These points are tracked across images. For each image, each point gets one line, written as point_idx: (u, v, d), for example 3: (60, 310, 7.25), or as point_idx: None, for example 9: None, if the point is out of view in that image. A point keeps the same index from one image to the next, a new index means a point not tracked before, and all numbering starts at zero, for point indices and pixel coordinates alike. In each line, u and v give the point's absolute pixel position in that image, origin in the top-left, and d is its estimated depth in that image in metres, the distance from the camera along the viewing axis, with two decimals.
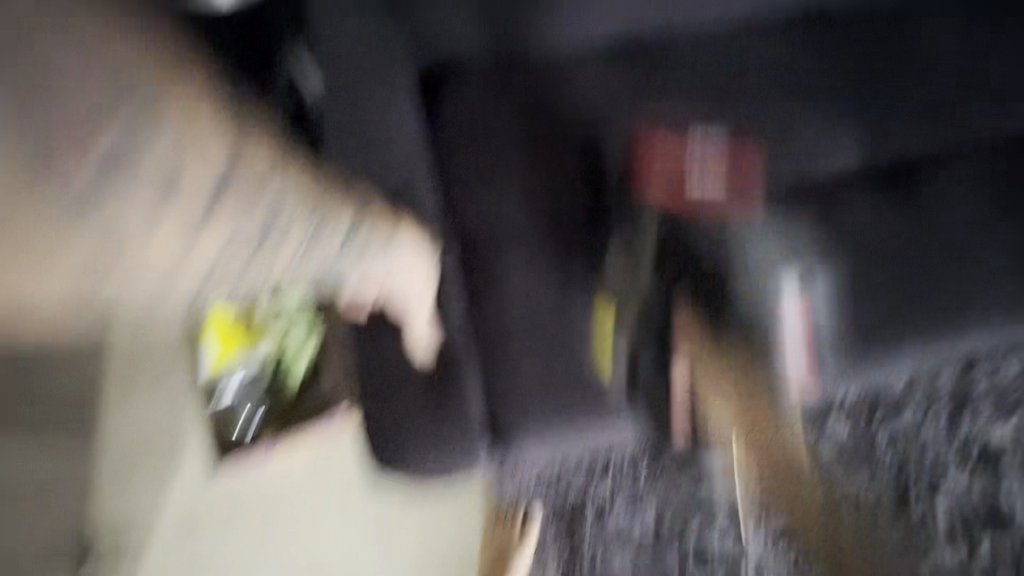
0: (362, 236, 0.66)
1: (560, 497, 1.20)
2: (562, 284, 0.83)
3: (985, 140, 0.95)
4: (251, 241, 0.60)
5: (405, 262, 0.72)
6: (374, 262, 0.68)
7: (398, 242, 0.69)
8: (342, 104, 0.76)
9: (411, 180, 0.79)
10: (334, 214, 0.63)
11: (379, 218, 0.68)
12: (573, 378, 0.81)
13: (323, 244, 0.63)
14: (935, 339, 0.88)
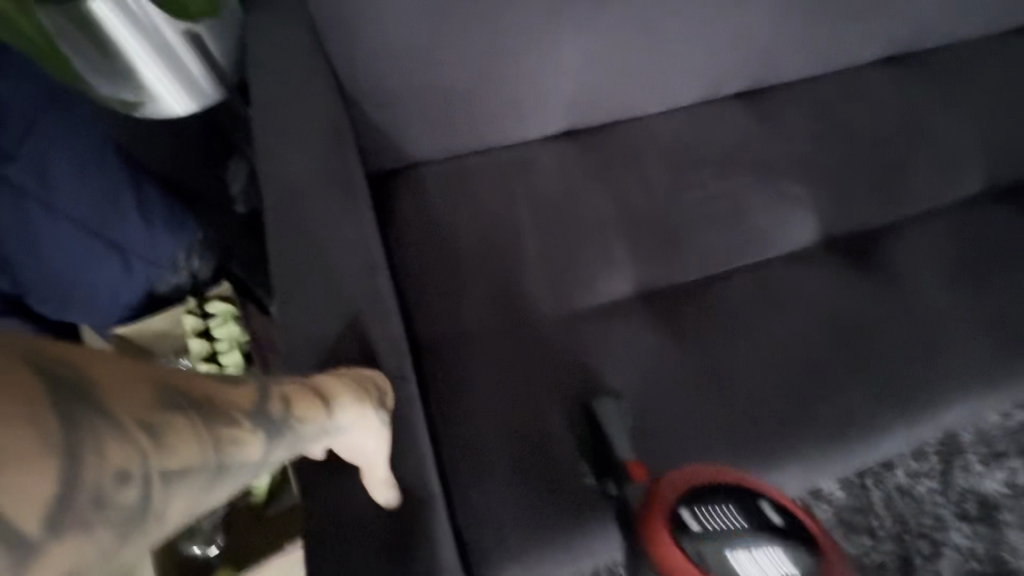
0: (291, 434, 0.51)
1: None
2: (532, 392, 0.78)
3: (916, 206, 1.01)
4: (127, 497, 0.37)
5: (351, 437, 0.58)
6: (316, 443, 0.55)
7: (333, 414, 0.55)
8: (293, 220, 0.74)
9: (372, 290, 0.74)
10: (245, 441, 0.46)
11: (306, 402, 0.53)
12: (558, 502, 0.72)
13: (240, 472, 0.46)
14: (922, 405, 0.85)
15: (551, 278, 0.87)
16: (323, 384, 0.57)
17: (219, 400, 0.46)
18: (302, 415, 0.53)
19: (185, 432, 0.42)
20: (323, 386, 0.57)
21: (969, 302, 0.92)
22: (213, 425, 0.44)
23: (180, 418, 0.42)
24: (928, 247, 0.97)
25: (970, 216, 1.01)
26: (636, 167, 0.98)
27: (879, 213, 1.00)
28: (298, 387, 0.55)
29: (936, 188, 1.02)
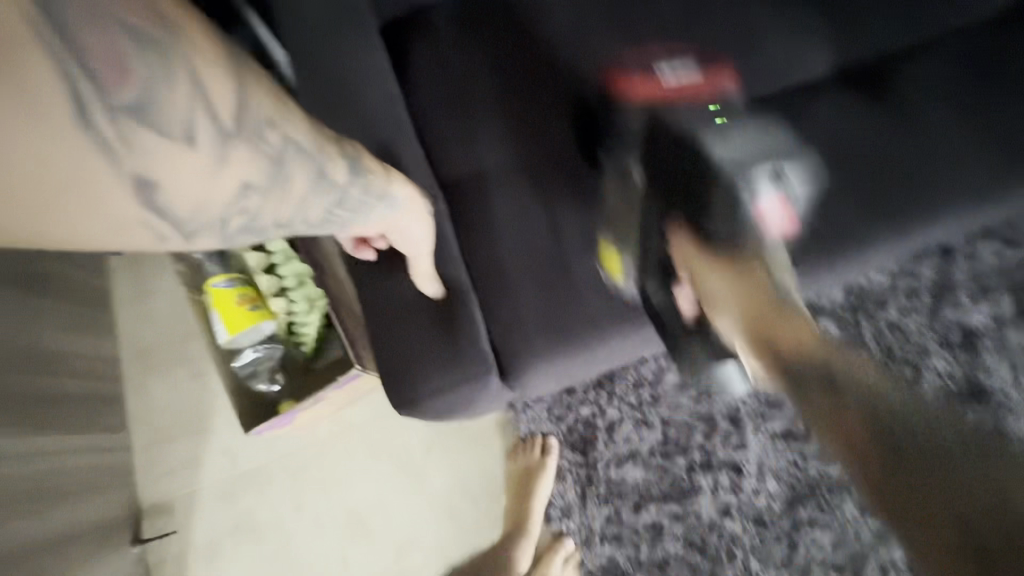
0: (365, 180, 0.60)
1: (574, 423, 1.29)
2: (553, 223, 0.87)
3: (936, 31, 0.99)
4: (255, 177, 0.47)
5: (406, 211, 0.70)
6: (379, 209, 0.66)
7: (392, 182, 0.66)
8: (317, 77, 0.83)
9: (397, 142, 0.84)
10: (338, 162, 0.56)
11: (377, 168, 0.63)
12: (572, 311, 0.84)
13: (328, 186, 0.55)
14: (912, 227, 0.92)
15: (564, 119, 0.91)
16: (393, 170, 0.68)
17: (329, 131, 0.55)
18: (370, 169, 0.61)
19: (301, 123, 0.51)
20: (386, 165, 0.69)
21: (971, 127, 0.94)
22: (318, 134, 0.53)
23: (290, 102, 0.50)
24: (941, 74, 0.97)
25: (989, 38, 0.99)
26: (649, 5, 0.97)
27: (895, 41, 0.99)
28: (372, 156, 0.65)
29: (960, 10, 1.00)
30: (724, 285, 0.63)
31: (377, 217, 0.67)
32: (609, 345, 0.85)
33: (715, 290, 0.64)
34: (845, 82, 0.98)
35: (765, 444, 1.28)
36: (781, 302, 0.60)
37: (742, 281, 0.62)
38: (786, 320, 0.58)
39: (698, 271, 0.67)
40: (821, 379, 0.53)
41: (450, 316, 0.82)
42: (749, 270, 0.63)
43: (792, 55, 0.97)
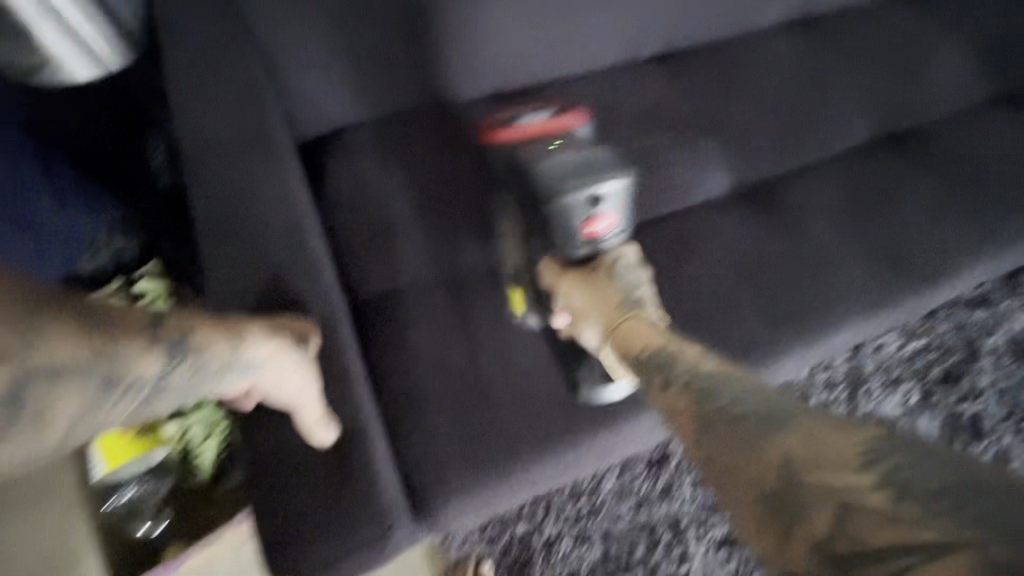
0: (194, 358, 0.55)
1: (507, 543, 1.19)
2: (471, 342, 0.84)
3: (815, 157, 1.11)
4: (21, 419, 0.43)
5: (269, 371, 0.63)
6: (225, 372, 0.59)
7: (245, 342, 0.60)
8: (220, 194, 0.78)
9: (301, 260, 0.78)
10: (141, 353, 0.50)
11: (216, 334, 0.58)
12: (491, 437, 0.79)
13: (136, 385, 0.50)
14: (816, 335, 0.96)
15: (480, 235, 0.91)
16: (241, 323, 0.62)
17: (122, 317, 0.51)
18: (205, 339, 0.57)
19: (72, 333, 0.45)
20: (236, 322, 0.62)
21: (854, 240, 1.03)
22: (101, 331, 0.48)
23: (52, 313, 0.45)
24: (824, 193, 1.07)
25: (859, 162, 1.11)
26: None
27: (782, 162, 1.09)
28: (208, 320, 0.59)
29: (832, 137, 1.13)
30: (580, 294, 0.72)
31: (222, 386, 0.60)
32: (533, 474, 0.80)
33: (577, 302, 0.72)
34: (742, 200, 1.06)
35: (709, 553, 1.23)
36: (630, 307, 0.68)
37: (594, 288, 0.71)
38: (634, 319, 0.66)
39: (560, 288, 0.75)
40: (660, 374, 0.57)
41: (345, 460, 0.71)
42: (601, 280, 0.71)
43: (694, 176, 1.04)
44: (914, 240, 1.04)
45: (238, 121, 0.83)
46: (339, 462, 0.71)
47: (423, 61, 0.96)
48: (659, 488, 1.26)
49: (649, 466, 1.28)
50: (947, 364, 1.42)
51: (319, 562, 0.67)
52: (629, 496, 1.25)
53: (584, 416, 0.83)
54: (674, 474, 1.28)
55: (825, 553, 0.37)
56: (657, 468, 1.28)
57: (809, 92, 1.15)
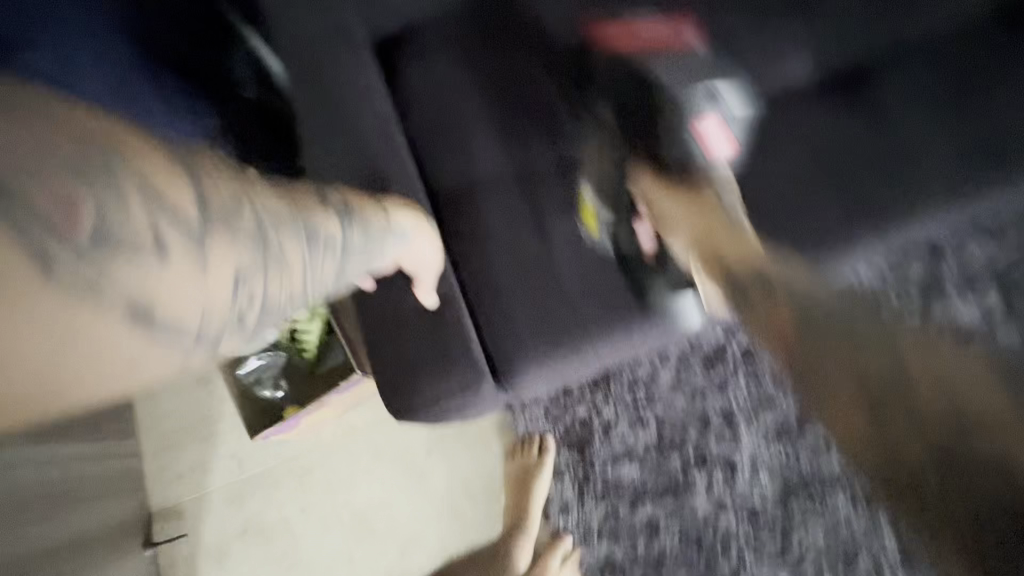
0: (359, 221, 0.64)
1: (570, 422, 1.33)
2: (542, 230, 0.91)
3: (913, 36, 1.02)
4: (246, 268, 0.49)
5: (413, 239, 0.74)
6: (382, 234, 0.68)
7: (390, 212, 0.71)
8: (313, 100, 0.88)
9: (389, 157, 0.88)
10: (323, 215, 0.59)
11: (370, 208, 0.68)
12: (560, 314, 0.88)
13: (330, 244, 0.59)
14: (891, 227, 0.95)
15: (549, 132, 0.95)
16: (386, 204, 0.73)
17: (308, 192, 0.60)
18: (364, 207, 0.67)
19: (275, 195, 0.55)
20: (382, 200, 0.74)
21: (945, 132, 0.98)
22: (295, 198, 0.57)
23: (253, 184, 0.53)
24: (916, 80, 1.00)
25: (962, 41, 1.02)
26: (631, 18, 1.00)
27: (873, 43, 1.01)
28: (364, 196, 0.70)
29: (935, 11, 1.02)
30: (675, 208, 0.65)
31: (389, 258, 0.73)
32: (598, 347, 0.88)
33: (670, 211, 0.66)
34: (825, 88, 1.01)
35: (759, 440, 1.31)
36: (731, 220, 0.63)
37: (715, 224, 0.60)
38: (728, 228, 0.59)
39: (648, 199, 0.71)
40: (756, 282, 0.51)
41: (438, 325, 0.85)
42: (701, 197, 0.65)
43: (773, 63, 0.99)
44: (1015, 128, 0.98)
45: (321, 27, 0.91)
46: (437, 318, 0.85)
47: None
48: (714, 380, 1.34)
49: (705, 360, 1.34)
50: None
51: (427, 392, 0.84)
52: (684, 386, 1.34)
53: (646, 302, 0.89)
54: (730, 368, 1.34)
55: (943, 448, 0.43)
56: (713, 362, 1.34)
57: None
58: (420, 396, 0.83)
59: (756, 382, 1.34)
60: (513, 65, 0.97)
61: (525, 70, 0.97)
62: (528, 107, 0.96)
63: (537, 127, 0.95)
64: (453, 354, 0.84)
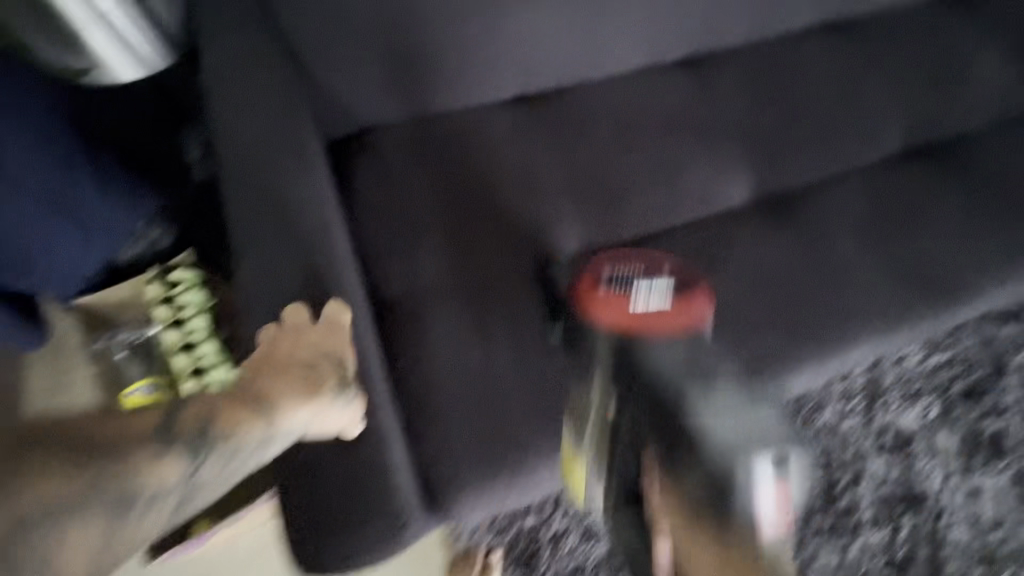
0: (217, 452, 0.61)
1: (516, 535, 1.23)
2: (487, 340, 0.87)
3: (840, 168, 1.10)
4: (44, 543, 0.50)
5: (314, 425, 0.67)
6: (257, 446, 0.63)
7: (274, 414, 0.64)
8: (244, 202, 0.82)
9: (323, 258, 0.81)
10: (146, 460, 0.57)
11: (236, 414, 0.63)
12: (500, 434, 0.83)
13: (158, 492, 0.57)
14: (831, 349, 0.96)
15: (500, 240, 0.94)
16: (273, 391, 0.65)
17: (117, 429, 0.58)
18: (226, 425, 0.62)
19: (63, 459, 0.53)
20: (264, 394, 0.65)
21: (880, 256, 1.02)
22: (97, 462, 0.54)
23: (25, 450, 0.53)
24: (849, 204, 1.06)
25: (886, 174, 1.10)
26: (582, 135, 1.04)
27: (805, 171, 1.09)
28: (227, 402, 0.64)
29: (858, 146, 1.12)
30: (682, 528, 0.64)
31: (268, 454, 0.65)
32: (540, 468, 0.83)
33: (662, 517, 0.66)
34: (766, 209, 1.05)
35: None
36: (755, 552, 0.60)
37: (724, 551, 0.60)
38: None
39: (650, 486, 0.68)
40: None
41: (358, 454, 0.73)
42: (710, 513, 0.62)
43: (716, 185, 1.04)
44: (939, 258, 1.03)
45: (264, 119, 0.86)
46: (363, 452, 0.73)
47: (450, 63, 0.99)
48: None
49: None
50: (968, 379, 1.43)
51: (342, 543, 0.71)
52: None
53: None
54: None
55: None
56: None
57: (837, 98, 1.14)
58: (333, 549, 0.71)
59: None
60: (465, 173, 0.98)
61: (478, 177, 0.98)
62: (478, 214, 0.96)
63: (485, 235, 0.94)
64: (378, 496, 0.72)
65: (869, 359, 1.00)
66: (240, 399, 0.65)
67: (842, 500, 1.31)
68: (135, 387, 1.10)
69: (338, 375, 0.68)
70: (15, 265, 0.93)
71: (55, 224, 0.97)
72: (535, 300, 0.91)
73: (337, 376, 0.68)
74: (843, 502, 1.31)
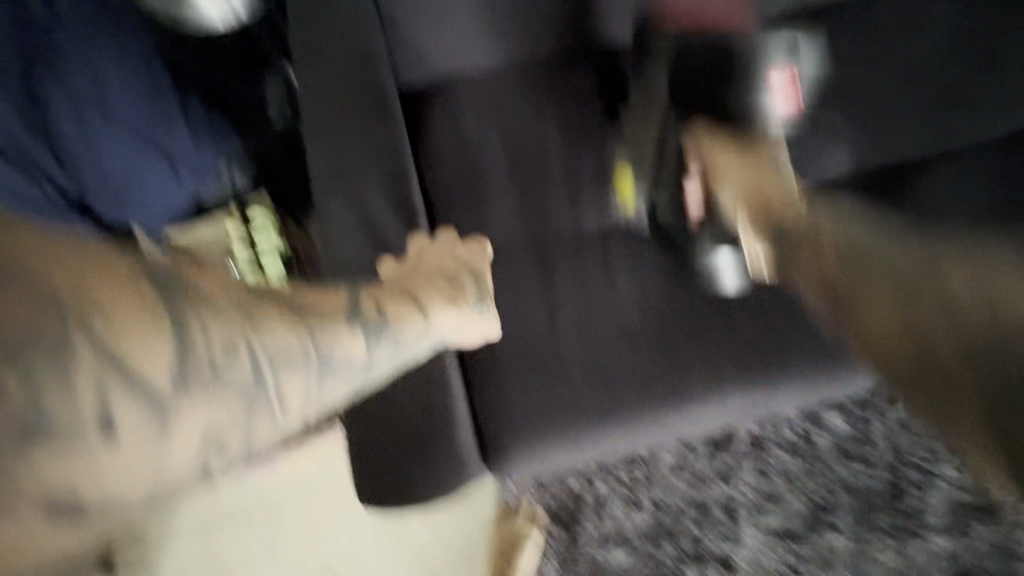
0: (388, 333, 0.62)
1: (561, 494, 1.26)
2: (551, 301, 0.87)
3: (955, 145, 0.99)
4: (241, 406, 0.50)
5: (468, 326, 0.74)
6: (416, 340, 0.65)
7: (430, 313, 0.69)
8: (325, 146, 0.84)
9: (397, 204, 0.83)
10: (340, 334, 0.58)
11: (402, 308, 0.66)
12: (558, 396, 0.83)
13: (347, 364, 0.57)
14: None
15: (568, 202, 0.92)
16: (420, 293, 0.71)
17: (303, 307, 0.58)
18: (396, 313, 0.65)
19: (279, 322, 0.54)
20: (417, 296, 0.70)
21: None
22: (302, 323, 0.55)
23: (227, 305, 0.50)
24: (959, 185, 0.96)
25: (1010, 157, 0.98)
26: None
27: (913, 147, 0.98)
28: (394, 296, 0.67)
29: (985, 120, 0.99)
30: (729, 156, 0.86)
31: (413, 353, 0.66)
32: (595, 434, 0.83)
33: (727, 163, 0.85)
34: (861, 184, 0.97)
35: (760, 538, 1.24)
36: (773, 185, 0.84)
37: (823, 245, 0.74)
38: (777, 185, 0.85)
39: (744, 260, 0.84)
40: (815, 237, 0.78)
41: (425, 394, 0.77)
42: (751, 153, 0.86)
43: (808, 158, 0.97)
44: None
45: (348, 68, 0.87)
46: (425, 398, 0.76)
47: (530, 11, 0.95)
48: (718, 468, 1.27)
49: (711, 445, 1.28)
50: None
51: (401, 487, 0.75)
52: (686, 471, 1.27)
53: (652, 393, 0.85)
54: (736, 457, 1.28)
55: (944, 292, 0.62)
56: (719, 448, 1.28)
57: (962, 65, 1.01)
58: (390, 493, 0.75)
59: (761, 476, 1.27)
60: (540, 129, 0.96)
61: (553, 134, 0.96)
62: (550, 174, 0.94)
63: (557, 195, 0.93)
64: (436, 447, 0.76)
65: None
66: (394, 294, 0.68)
67: (907, 500, 1.25)
68: None
69: (477, 290, 0.77)
70: (116, 196, 1.04)
71: (143, 154, 1.03)
72: (603, 264, 0.90)
73: (474, 291, 0.77)
74: (906, 503, 1.25)
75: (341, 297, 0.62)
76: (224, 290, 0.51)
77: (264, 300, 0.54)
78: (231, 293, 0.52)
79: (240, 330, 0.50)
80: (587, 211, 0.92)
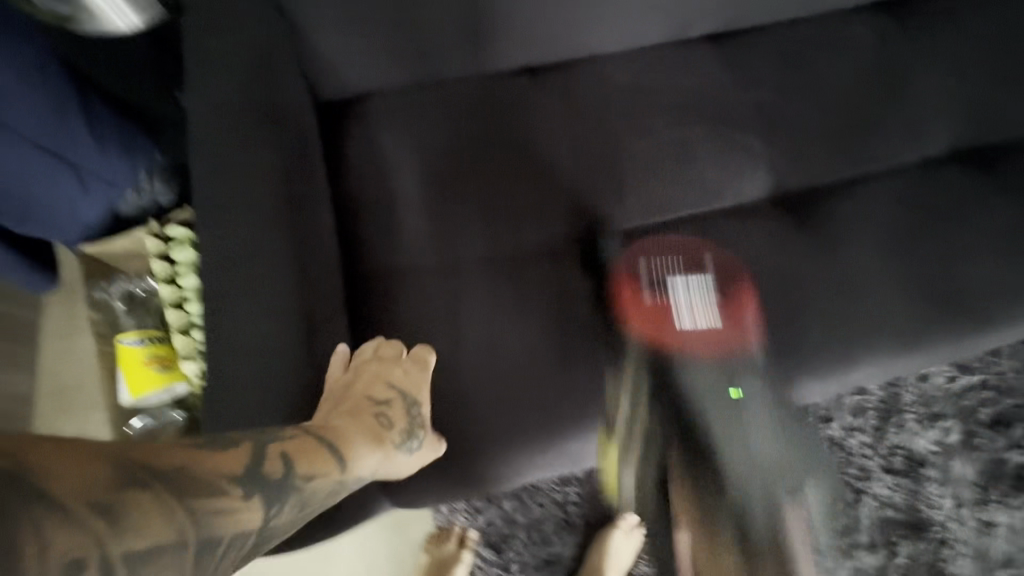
0: (295, 497, 0.58)
1: (492, 517, 1.24)
2: (459, 325, 0.85)
3: (873, 168, 1.00)
4: None
5: (412, 458, 0.72)
6: (325, 491, 0.62)
7: (350, 461, 0.64)
8: (219, 149, 0.78)
9: (293, 217, 0.78)
10: (239, 510, 0.53)
11: (314, 458, 0.61)
12: (464, 422, 0.81)
13: (236, 541, 0.52)
14: (828, 367, 0.90)
15: (484, 222, 0.91)
16: (345, 438, 0.65)
17: (204, 470, 0.52)
18: (307, 469, 0.60)
19: (163, 518, 0.47)
20: (340, 437, 0.65)
21: (901, 274, 0.93)
22: (190, 503, 0.49)
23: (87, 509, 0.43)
24: (876, 209, 0.97)
25: (927, 181, 1.00)
26: (585, 116, 0.98)
27: (830, 172, 0.99)
28: (308, 442, 0.62)
29: (902, 146, 1.01)
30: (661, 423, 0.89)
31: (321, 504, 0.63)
32: (505, 459, 0.82)
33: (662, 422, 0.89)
34: (782, 207, 0.98)
35: None
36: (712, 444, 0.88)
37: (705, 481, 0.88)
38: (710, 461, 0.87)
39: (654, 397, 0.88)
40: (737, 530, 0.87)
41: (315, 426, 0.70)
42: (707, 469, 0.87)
43: (728, 179, 0.97)
44: (965, 279, 0.94)
45: (248, 75, 0.82)
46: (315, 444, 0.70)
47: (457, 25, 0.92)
48: None
49: None
50: (997, 407, 1.33)
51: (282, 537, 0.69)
52: None
53: (559, 416, 0.83)
54: None
55: None
56: None
57: (882, 90, 1.02)
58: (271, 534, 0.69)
59: None
60: (457, 146, 0.95)
61: (471, 152, 0.94)
62: (465, 191, 0.92)
63: (473, 213, 0.91)
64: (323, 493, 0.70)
65: (874, 378, 0.94)
66: (314, 437, 0.63)
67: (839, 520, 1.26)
68: (126, 336, 1.12)
69: (408, 421, 0.72)
70: (22, 211, 0.98)
71: (51, 169, 0.97)
72: (518, 285, 0.89)
73: (404, 421, 0.72)
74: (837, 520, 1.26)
75: (240, 453, 0.56)
76: (78, 468, 0.44)
77: (132, 478, 0.46)
78: (87, 467, 0.45)
79: (86, 527, 0.42)
80: (503, 231, 0.91)
